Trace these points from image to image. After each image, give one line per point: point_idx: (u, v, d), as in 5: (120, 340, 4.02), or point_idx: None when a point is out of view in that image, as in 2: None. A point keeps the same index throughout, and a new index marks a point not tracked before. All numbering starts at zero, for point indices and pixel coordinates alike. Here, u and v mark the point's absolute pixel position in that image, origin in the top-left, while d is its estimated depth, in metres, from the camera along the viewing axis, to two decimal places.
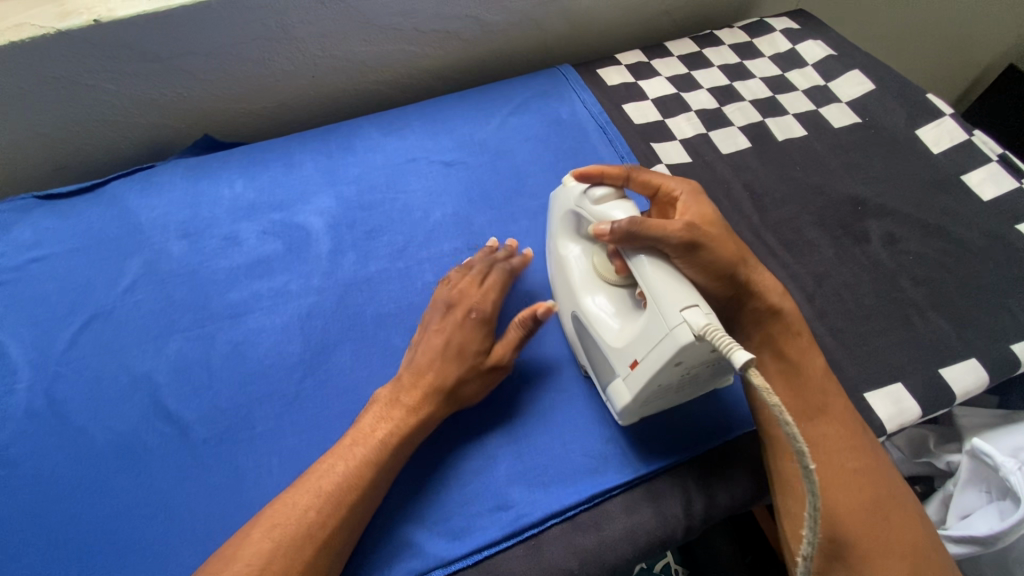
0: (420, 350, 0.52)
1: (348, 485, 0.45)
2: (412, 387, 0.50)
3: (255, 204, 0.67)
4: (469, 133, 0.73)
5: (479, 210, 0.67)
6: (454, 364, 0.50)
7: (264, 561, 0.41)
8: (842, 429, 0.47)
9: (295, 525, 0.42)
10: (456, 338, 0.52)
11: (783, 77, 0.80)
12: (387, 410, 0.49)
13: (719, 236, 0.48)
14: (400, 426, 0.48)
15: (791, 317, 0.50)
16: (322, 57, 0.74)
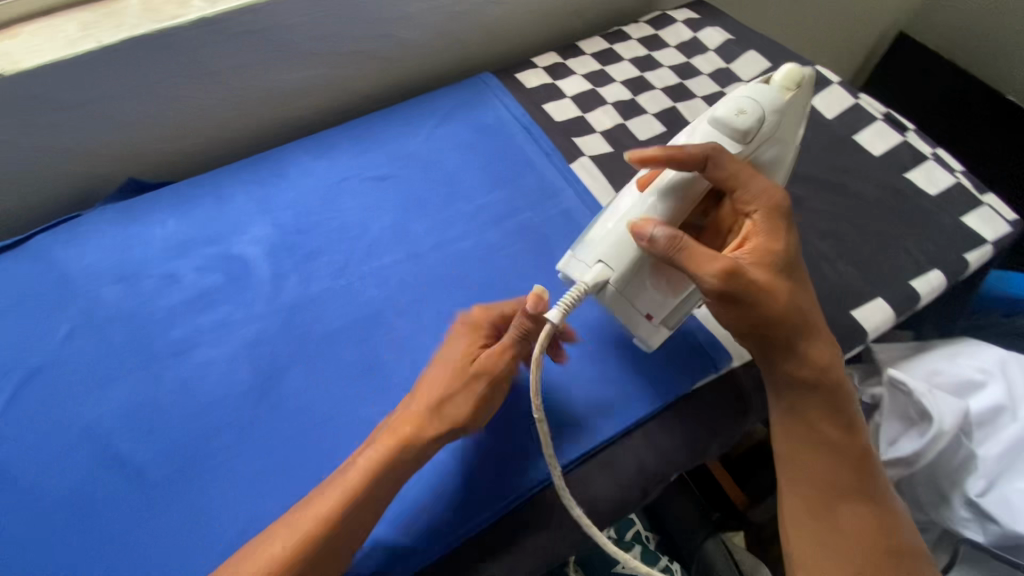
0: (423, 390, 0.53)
1: (363, 479, 0.46)
2: (403, 417, 0.49)
3: (189, 240, 0.67)
4: (398, 146, 0.75)
5: (415, 220, 0.69)
6: (437, 388, 0.50)
7: None
8: (867, 508, 0.50)
9: (281, 552, 0.43)
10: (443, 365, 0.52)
11: (688, 64, 0.86)
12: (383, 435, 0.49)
13: (761, 283, 0.49)
14: (385, 452, 0.47)
15: (842, 395, 0.52)
16: (243, 87, 0.75)
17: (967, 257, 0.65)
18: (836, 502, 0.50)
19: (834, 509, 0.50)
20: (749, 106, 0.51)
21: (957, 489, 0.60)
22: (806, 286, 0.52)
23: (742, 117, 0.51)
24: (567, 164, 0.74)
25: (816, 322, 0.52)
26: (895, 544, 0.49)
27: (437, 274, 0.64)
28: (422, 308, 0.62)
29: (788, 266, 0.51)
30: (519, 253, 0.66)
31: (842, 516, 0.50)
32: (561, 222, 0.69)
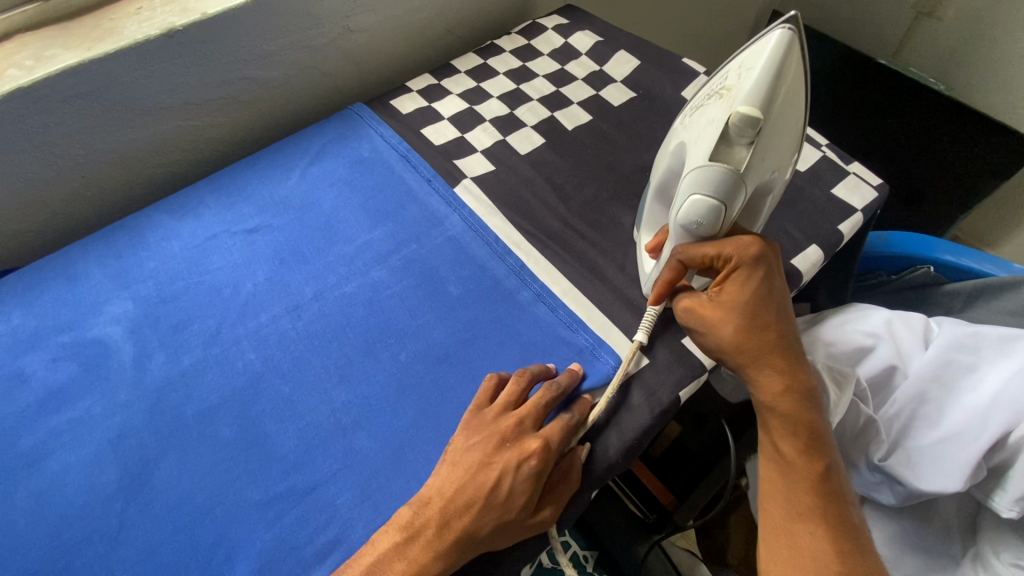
0: (462, 511, 0.46)
1: None
2: (444, 529, 0.45)
3: (38, 332, 0.60)
4: (270, 194, 0.71)
5: (294, 271, 0.65)
6: (495, 513, 0.46)
7: None
8: (835, 528, 0.46)
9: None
10: (523, 501, 0.47)
11: (563, 70, 0.86)
12: (410, 548, 0.44)
13: (714, 323, 0.51)
14: (417, 574, 0.43)
15: (797, 414, 0.49)
16: (86, 155, 0.69)
17: (841, 228, 0.67)
18: (799, 522, 0.46)
19: (795, 530, 0.46)
20: (707, 223, 0.49)
21: (861, 454, 0.62)
22: (772, 315, 0.50)
23: (702, 229, 0.50)
24: (449, 188, 0.72)
25: (785, 348, 0.50)
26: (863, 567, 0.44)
27: (321, 326, 0.61)
28: (307, 366, 0.58)
29: (754, 305, 0.50)
30: (407, 290, 0.64)
31: (795, 533, 0.46)
32: (449, 250, 0.67)
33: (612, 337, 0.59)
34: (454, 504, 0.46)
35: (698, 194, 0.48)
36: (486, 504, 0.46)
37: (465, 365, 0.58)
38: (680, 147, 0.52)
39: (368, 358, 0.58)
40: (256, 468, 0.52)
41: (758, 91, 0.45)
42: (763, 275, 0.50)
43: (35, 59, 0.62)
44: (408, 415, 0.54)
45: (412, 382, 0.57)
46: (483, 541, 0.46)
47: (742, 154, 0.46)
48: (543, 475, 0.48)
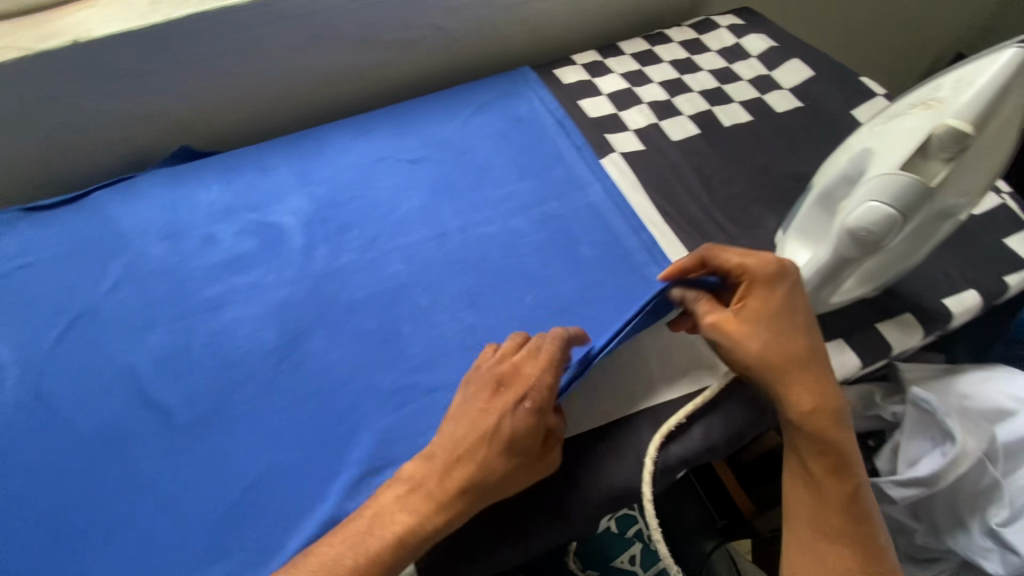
0: (462, 457, 0.45)
1: (391, 540, 0.43)
2: (443, 477, 0.45)
3: (231, 206, 0.70)
4: (435, 133, 0.78)
5: (443, 205, 0.71)
6: (500, 456, 0.45)
7: None
8: (860, 548, 0.46)
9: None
10: (525, 439, 0.45)
11: (729, 69, 0.85)
12: (412, 499, 0.44)
13: (742, 335, 0.49)
14: (424, 524, 0.43)
15: (826, 430, 0.48)
16: (293, 69, 0.79)
17: (1009, 279, 0.62)
18: (823, 543, 0.47)
19: (825, 551, 0.46)
20: (877, 230, 0.46)
21: (978, 517, 0.58)
22: (800, 332, 0.50)
23: (868, 237, 0.46)
24: (597, 159, 0.75)
25: (813, 366, 0.49)
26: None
27: (460, 255, 0.66)
28: (442, 287, 0.63)
29: (774, 320, 0.50)
30: (542, 242, 0.67)
31: (818, 549, 0.47)
32: (587, 214, 0.69)
33: None
34: (453, 451, 0.45)
35: (878, 201, 0.45)
36: (483, 441, 0.45)
37: (583, 321, 0.60)
38: (862, 153, 0.50)
39: (499, 293, 0.63)
40: (388, 360, 0.58)
41: (972, 108, 0.43)
42: (784, 290, 0.50)
43: None
44: None
45: (535, 324, 0.60)
46: (492, 487, 0.45)
47: (936, 169, 0.44)
48: (542, 419, 0.46)
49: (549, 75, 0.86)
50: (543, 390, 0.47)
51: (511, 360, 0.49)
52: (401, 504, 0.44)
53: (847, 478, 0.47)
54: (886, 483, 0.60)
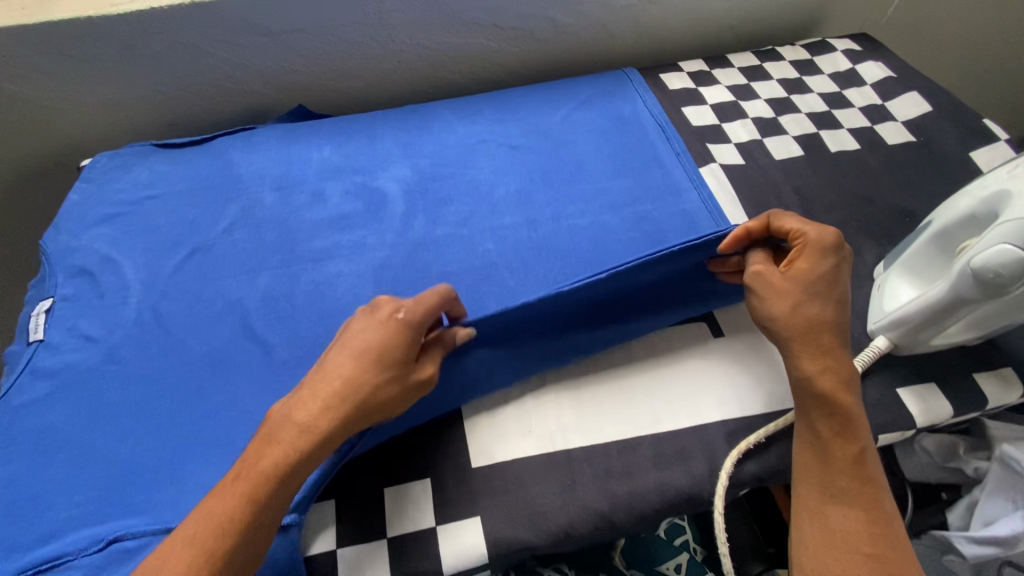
0: (330, 373, 0.46)
1: (274, 462, 0.43)
2: (311, 401, 0.45)
3: (340, 167, 0.74)
4: (536, 122, 0.80)
5: (539, 192, 0.72)
6: (369, 376, 0.45)
7: (232, 506, 0.42)
8: (866, 511, 0.46)
9: (220, 511, 0.41)
10: (369, 363, 0.46)
11: (841, 94, 0.83)
12: (278, 426, 0.44)
13: (779, 294, 0.51)
14: (289, 451, 0.43)
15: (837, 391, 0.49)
16: (410, 45, 0.82)
17: None
18: (826, 502, 0.47)
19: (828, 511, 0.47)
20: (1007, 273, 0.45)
21: None
22: (830, 301, 0.51)
23: (996, 279, 0.46)
24: (696, 167, 0.75)
25: (833, 332, 0.50)
26: (896, 551, 0.44)
27: (551, 243, 0.67)
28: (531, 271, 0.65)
29: (818, 287, 0.51)
30: (633, 241, 0.68)
31: (823, 510, 0.47)
32: (680, 221, 0.69)
33: None
34: (330, 368, 0.46)
35: (1011, 243, 0.45)
36: (336, 367, 0.46)
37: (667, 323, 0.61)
38: (997, 195, 0.49)
39: None
40: None
41: None
42: (831, 265, 0.51)
43: None
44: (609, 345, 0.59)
45: None
46: (370, 406, 0.45)
47: None
48: (409, 344, 0.47)
49: (653, 79, 0.86)
50: (396, 320, 0.47)
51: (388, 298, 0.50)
52: (290, 411, 0.45)
53: (856, 441, 0.48)
54: (958, 538, 0.58)
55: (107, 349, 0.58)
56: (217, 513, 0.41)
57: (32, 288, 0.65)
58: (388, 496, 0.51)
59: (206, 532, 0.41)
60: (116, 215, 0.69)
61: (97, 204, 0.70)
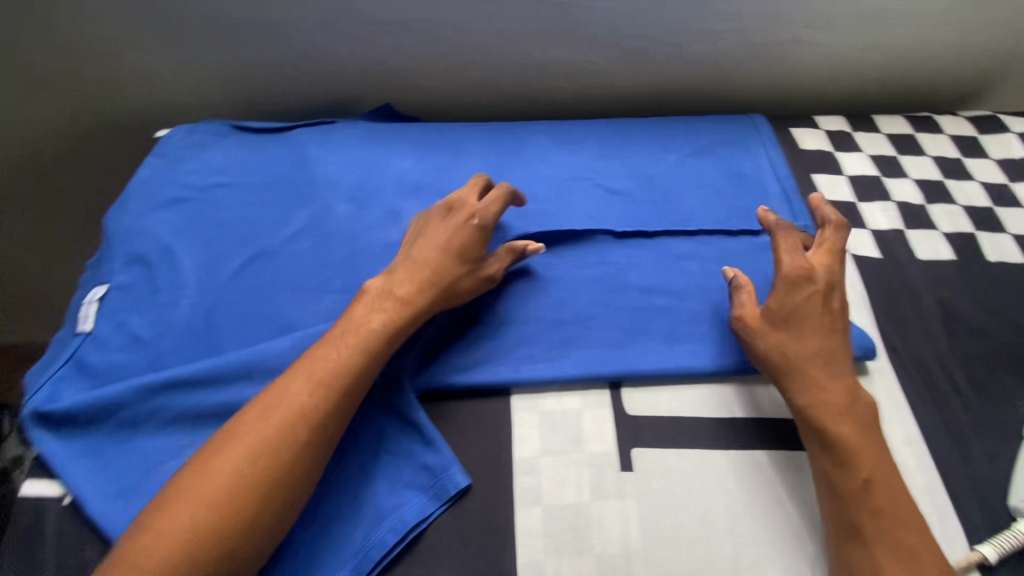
0: (398, 279, 0.54)
1: (338, 364, 0.48)
2: (407, 283, 0.53)
3: (421, 184, 0.68)
4: (642, 165, 0.71)
5: (634, 250, 0.63)
6: (449, 267, 0.55)
7: (299, 402, 0.46)
8: (890, 548, 0.44)
9: (284, 411, 0.45)
10: (443, 260, 0.55)
11: (1008, 188, 0.70)
12: (379, 304, 0.52)
13: (762, 329, 0.53)
14: (391, 322, 0.51)
15: (816, 416, 0.49)
16: (515, 54, 0.74)
17: None
18: (845, 543, 0.45)
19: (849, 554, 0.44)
20: None
21: None
22: (819, 328, 0.52)
23: None
24: None
25: (824, 357, 0.51)
26: None
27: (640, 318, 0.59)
28: (615, 347, 0.56)
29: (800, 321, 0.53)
30: None
31: (845, 557, 0.45)
32: None
33: (947, 528, 0.49)
34: (407, 268, 0.55)
35: None
36: (412, 268, 0.54)
37: (764, 444, 0.52)
38: None
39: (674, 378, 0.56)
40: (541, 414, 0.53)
41: None
42: (815, 285, 0.54)
43: None
44: (691, 458, 0.51)
45: (708, 429, 0.53)
46: (445, 293, 0.54)
47: None
48: (471, 235, 0.56)
49: (782, 133, 0.75)
50: (471, 224, 0.57)
51: (450, 203, 0.59)
52: (369, 303, 0.52)
53: (857, 472, 0.46)
54: None
55: (153, 354, 0.55)
56: (275, 418, 0.45)
57: (89, 268, 0.62)
58: None
59: (258, 437, 0.44)
60: (182, 201, 0.65)
61: (165, 185, 0.66)
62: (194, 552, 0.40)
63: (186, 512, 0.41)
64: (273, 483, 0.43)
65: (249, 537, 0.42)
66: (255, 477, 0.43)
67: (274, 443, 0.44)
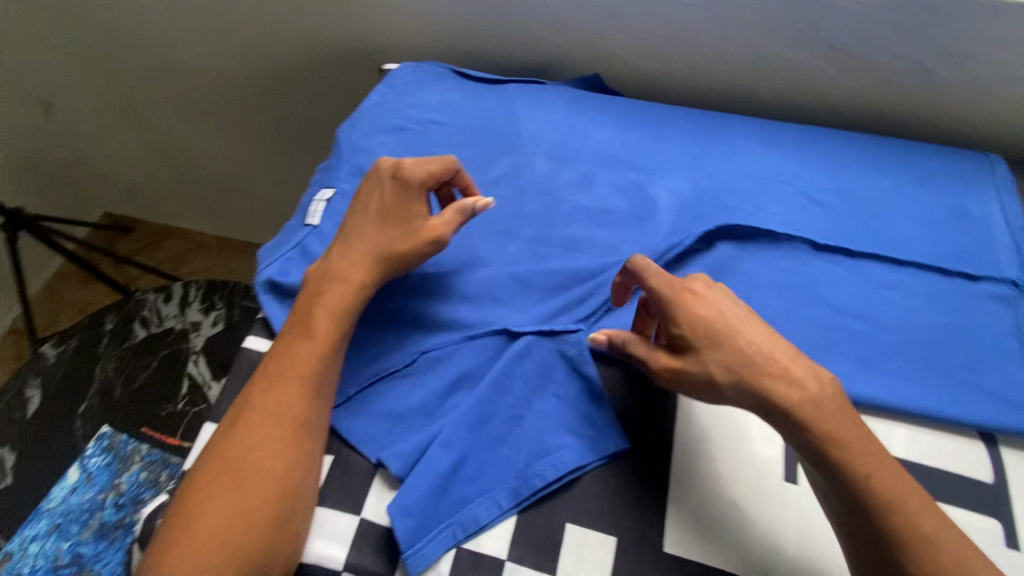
0: (365, 236, 0.57)
1: (335, 302, 0.54)
2: (351, 262, 0.55)
3: (618, 156, 0.69)
4: (850, 183, 0.67)
5: (833, 267, 0.62)
6: (377, 229, 0.57)
7: (322, 349, 0.52)
8: None
9: (307, 357, 0.51)
10: (395, 227, 0.57)
11: None
12: (356, 259, 0.56)
13: (711, 368, 0.46)
14: (354, 276, 0.55)
15: (836, 454, 0.43)
16: (737, 45, 0.73)
17: None
18: None
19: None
20: None
21: None
22: (724, 350, 0.46)
23: None
24: None
25: (766, 367, 0.45)
26: None
27: (824, 335, 0.57)
28: None
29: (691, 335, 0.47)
30: (930, 376, 0.55)
31: None
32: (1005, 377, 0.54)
33: None
34: (361, 234, 0.57)
35: None
36: (364, 238, 0.57)
37: (935, 499, 0.50)
38: None
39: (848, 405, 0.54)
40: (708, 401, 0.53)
41: None
42: (691, 302, 0.48)
43: None
44: None
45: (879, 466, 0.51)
46: (391, 251, 0.56)
47: None
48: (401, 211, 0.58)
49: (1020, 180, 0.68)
50: (393, 178, 0.58)
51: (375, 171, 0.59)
52: (340, 259, 0.56)
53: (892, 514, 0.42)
54: None
55: None
56: (306, 360, 0.51)
57: (319, 171, 0.70)
58: (568, 532, 0.48)
59: (294, 379, 0.50)
60: (401, 130, 0.72)
61: (389, 113, 0.73)
62: (254, 459, 0.47)
63: (251, 439, 0.48)
64: (301, 400, 0.49)
65: (296, 442, 0.48)
66: (297, 413, 0.49)
67: (306, 384, 0.50)
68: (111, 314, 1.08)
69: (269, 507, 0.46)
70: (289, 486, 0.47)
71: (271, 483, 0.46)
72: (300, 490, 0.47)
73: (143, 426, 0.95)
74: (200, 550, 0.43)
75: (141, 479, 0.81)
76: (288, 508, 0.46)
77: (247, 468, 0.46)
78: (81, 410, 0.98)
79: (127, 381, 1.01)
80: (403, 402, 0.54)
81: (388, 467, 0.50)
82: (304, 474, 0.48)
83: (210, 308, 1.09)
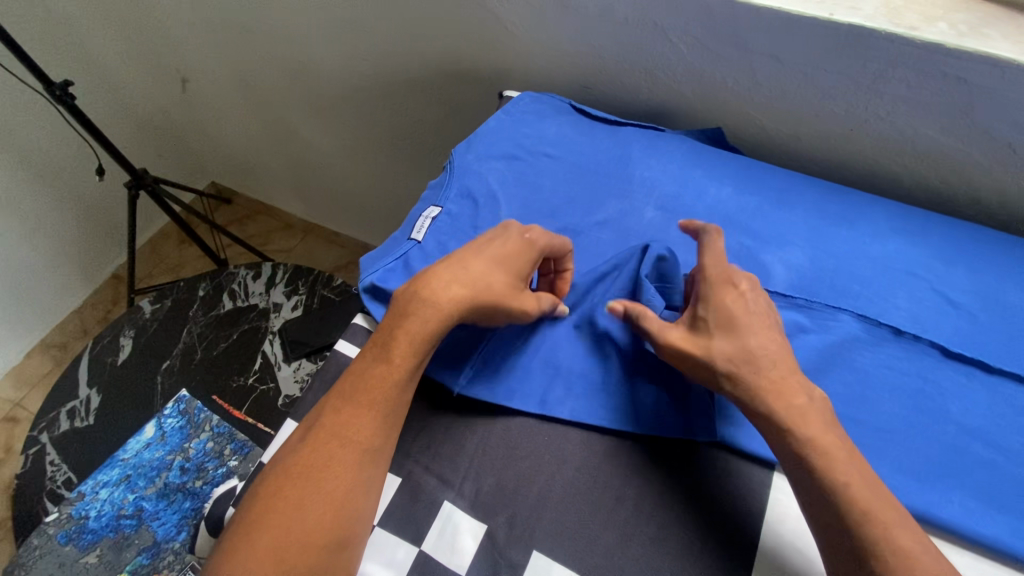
0: (471, 268, 0.52)
1: (422, 335, 0.50)
2: (447, 295, 0.50)
3: (732, 218, 0.66)
4: (997, 286, 0.60)
5: (964, 381, 0.55)
6: (487, 271, 0.52)
7: (405, 378, 0.50)
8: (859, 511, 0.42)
9: (388, 382, 0.49)
10: (500, 276, 0.52)
11: None
12: (457, 294, 0.50)
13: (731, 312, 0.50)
14: (446, 310, 0.50)
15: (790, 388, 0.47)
16: (880, 120, 0.68)
17: None
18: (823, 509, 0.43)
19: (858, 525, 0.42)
20: None
21: None
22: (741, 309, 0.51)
23: None
24: None
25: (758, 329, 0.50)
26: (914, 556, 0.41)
27: (944, 454, 0.51)
28: (914, 481, 0.50)
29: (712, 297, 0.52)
30: None
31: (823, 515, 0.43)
32: None
33: None
34: (474, 269, 0.52)
35: None
36: (477, 281, 0.51)
37: None
38: None
39: (962, 541, 0.48)
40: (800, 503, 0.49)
41: None
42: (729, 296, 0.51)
43: (969, 30, 0.61)
44: None
45: None
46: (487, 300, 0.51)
47: None
48: (512, 263, 0.53)
49: None
50: (522, 237, 0.55)
51: (506, 225, 0.56)
52: (436, 283, 0.51)
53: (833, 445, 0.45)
54: None
55: None
56: (387, 386, 0.49)
57: (429, 187, 0.71)
58: None
59: (372, 402, 0.49)
60: (513, 158, 0.72)
61: (504, 139, 0.74)
62: (317, 478, 0.46)
63: (321, 453, 0.47)
64: (373, 426, 0.48)
65: (359, 468, 0.47)
66: (370, 438, 0.48)
67: (383, 409, 0.49)
68: (205, 281, 1.14)
69: (328, 530, 0.45)
70: (348, 511, 0.46)
71: (330, 507, 0.46)
72: (358, 516, 0.47)
73: (214, 394, 1.00)
74: (258, 564, 0.44)
75: (207, 448, 0.84)
76: (345, 533, 0.46)
77: (311, 486, 0.46)
78: (164, 366, 1.05)
79: (208, 347, 1.07)
80: (480, 435, 0.53)
81: (456, 504, 0.50)
82: (366, 501, 0.47)
83: (294, 292, 1.12)
